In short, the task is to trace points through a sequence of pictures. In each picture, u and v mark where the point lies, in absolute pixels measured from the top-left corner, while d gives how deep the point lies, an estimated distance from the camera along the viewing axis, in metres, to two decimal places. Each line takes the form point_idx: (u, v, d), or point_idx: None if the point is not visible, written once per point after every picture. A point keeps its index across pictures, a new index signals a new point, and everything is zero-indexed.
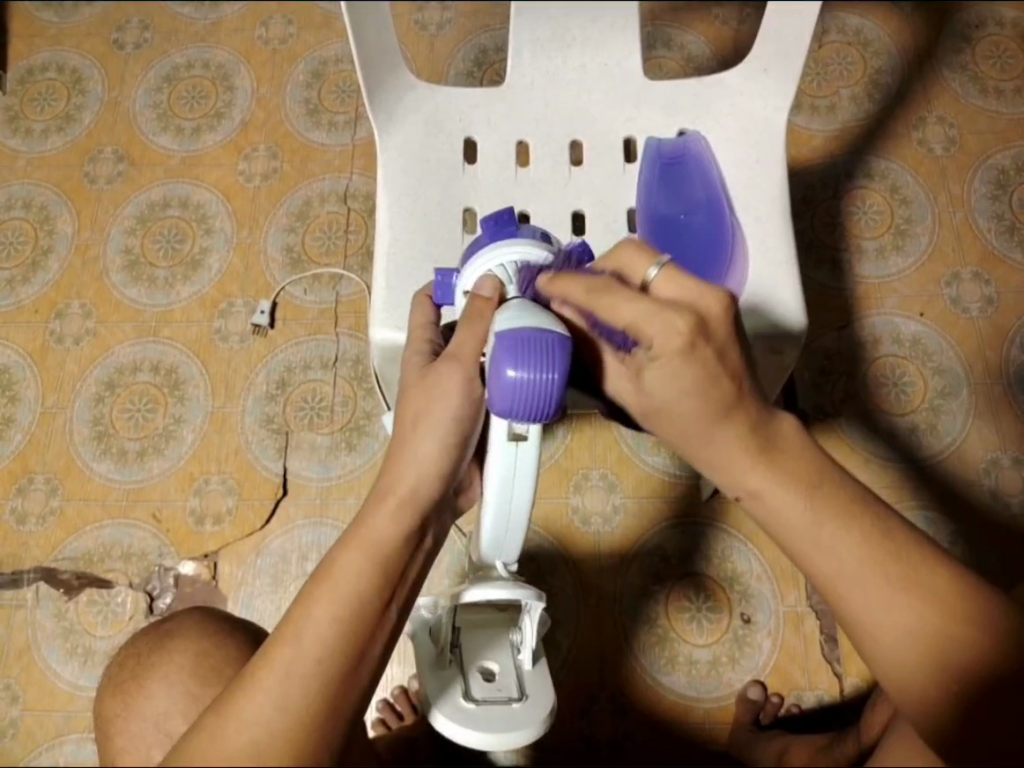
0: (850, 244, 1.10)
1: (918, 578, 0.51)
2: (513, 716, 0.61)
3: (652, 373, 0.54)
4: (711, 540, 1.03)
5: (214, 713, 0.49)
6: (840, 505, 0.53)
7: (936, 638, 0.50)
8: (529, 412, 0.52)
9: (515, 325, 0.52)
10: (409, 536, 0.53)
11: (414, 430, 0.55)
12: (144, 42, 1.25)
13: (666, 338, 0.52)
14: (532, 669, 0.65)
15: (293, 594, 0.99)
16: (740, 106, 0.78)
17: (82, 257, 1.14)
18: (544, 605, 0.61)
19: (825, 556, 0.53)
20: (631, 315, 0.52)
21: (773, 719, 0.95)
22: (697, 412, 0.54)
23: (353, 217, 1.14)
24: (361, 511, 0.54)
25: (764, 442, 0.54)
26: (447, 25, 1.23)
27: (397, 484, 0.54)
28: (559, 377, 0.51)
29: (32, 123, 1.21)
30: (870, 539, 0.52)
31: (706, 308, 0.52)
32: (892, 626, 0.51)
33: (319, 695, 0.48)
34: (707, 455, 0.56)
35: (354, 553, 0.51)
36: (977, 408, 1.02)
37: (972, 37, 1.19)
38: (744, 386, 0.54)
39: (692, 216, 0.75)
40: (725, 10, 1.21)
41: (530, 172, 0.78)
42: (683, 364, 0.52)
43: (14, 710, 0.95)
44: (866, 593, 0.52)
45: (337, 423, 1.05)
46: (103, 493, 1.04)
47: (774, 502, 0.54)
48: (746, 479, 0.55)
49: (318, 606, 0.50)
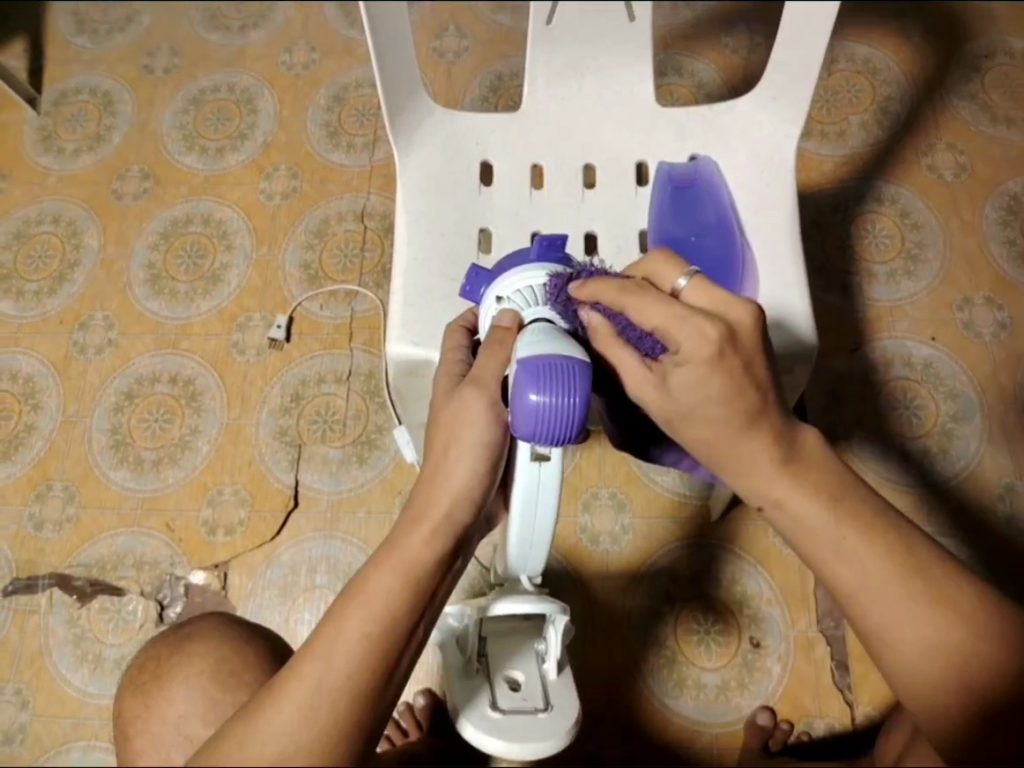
0: (861, 269, 1.10)
1: (940, 592, 0.51)
2: (537, 726, 0.60)
3: (676, 379, 0.54)
4: (721, 563, 1.03)
5: (241, 722, 0.49)
6: (862, 515, 0.53)
7: (959, 651, 0.50)
8: (552, 436, 0.53)
9: (538, 351, 0.54)
10: (441, 559, 0.54)
11: (447, 456, 0.56)
12: (172, 67, 1.29)
13: (696, 343, 0.52)
14: (558, 679, 0.65)
15: (301, 606, 1.00)
16: (750, 132, 0.79)
17: (107, 271, 1.17)
18: (569, 618, 0.62)
19: (848, 566, 0.52)
20: (663, 316, 0.53)
21: (783, 746, 0.94)
22: (720, 423, 0.53)
23: (369, 236, 1.16)
24: (394, 532, 0.54)
25: (788, 454, 0.54)
26: (465, 52, 1.26)
27: (431, 509, 0.55)
28: (581, 402, 0.52)
29: (64, 143, 1.25)
30: (893, 551, 0.52)
31: (736, 316, 0.53)
32: (914, 638, 0.51)
33: (348, 709, 0.48)
34: (733, 465, 0.55)
35: (386, 572, 0.52)
36: (990, 433, 1.01)
37: (983, 66, 1.20)
38: (769, 400, 0.53)
39: (703, 238, 0.77)
40: (736, 39, 1.23)
41: (544, 194, 0.80)
42: (710, 372, 0.52)
43: (23, 715, 0.97)
44: (889, 604, 0.51)
45: (349, 437, 1.07)
46: (119, 501, 1.05)
47: (797, 510, 0.54)
48: (770, 488, 0.54)
49: (350, 622, 0.50)
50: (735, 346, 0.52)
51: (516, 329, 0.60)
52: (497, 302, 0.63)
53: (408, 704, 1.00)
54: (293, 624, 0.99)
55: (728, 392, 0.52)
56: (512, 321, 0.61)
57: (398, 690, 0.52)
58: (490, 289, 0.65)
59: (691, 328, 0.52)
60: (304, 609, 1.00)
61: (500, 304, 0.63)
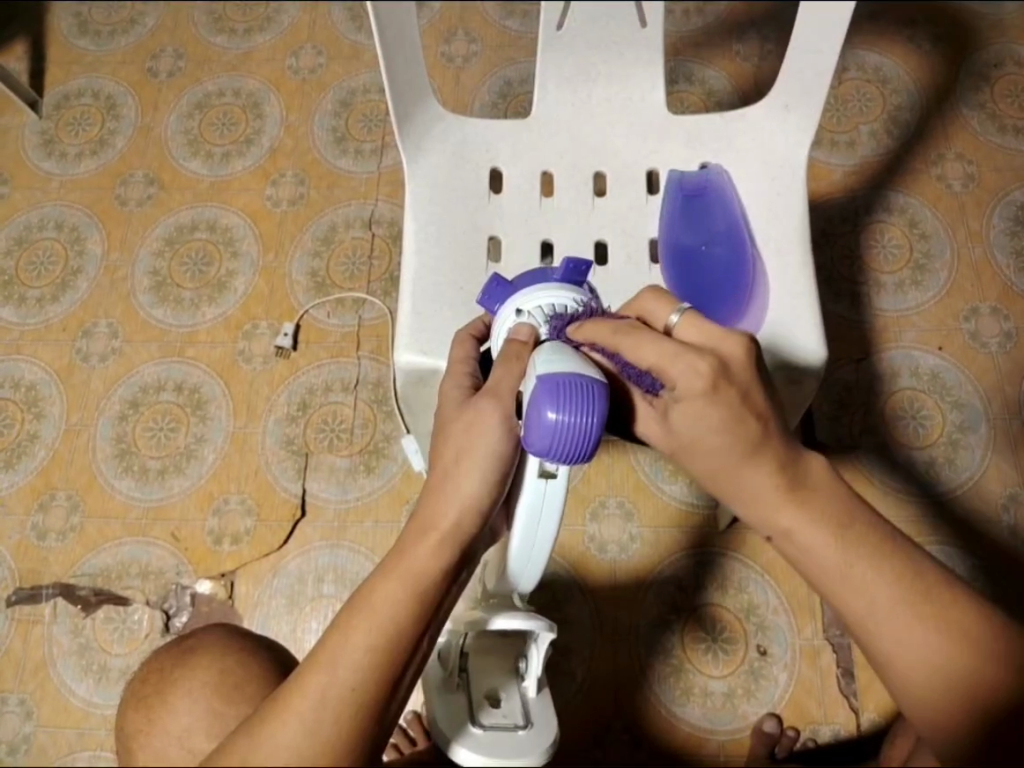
0: (869, 278, 1.11)
1: (949, 618, 0.51)
2: (517, 742, 0.60)
3: (676, 413, 0.53)
4: (727, 571, 1.03)
5: (244, 735, 0.48)
6: (869, 542, 0.52)
7: (965, 676, 0.50)
8: (568, 453, 0.52)
9: (555, 369, 0.53)
10: (448, 570, 0.52)
11: (458, 466, 0.55)
12: (177, 70, 1.28)
13: (690, 379, 0.51)
14: (538, 698, 0.65)
15: (309, 616, 0.99)
16: (762, 140, 0.79)
17: (110, 277, 1.16)
18: (555, 636, 0.62)
19: (855, 595, 0.52)
20: (656, 354, 0.52)
21: (789, 753, 0.94)
22: (726, 450, 0.52)
23: (377, 243, 1.16)
24: (402, 542, 0.53)
25: (793, 482, 0.53)
26: (474, 57, 1.25)
27: (438, 520, 0.53)
28: (597, 422, 0.52)
29: (66, 147, 1.24)
30: (900, 577, 0.51)
31: (727, 350, 0.52)
32: (922, 665, 0.50)
33: (351, 724, 0.47)
34: (738, 494, 0.54)
35: (393, 583, 0.50)
36: (996, 443, 1.02)
37: (991, 76, 1.20)
38: (770, 425, 0.52)
39: (713, 247, 0.77)
40: (747, 47, 1.23)
41: (554, 201, 0.79)
42: (707, 406, 0.51)
43: (28, 726, 0.96)
44: (898, 631, 0.51)
45: (356, 446, 1.06)
46: (124, 511, 1.05)
47: (804, 542, 0.53)
48: (778, 517, 0.53)
49: (354, 633, 0.49)
50: (728, 379, 0.51)
51: (532, 343, 0.59)
52: (518, 315, 0.63)
53: (416, 713, 1.00)
54: (301, 633, 0.99)
55: (726, 424, 0.51)
56: (528, 332, 0.60)
57: (403, 702, 0.51)
58: (509, 301, 0.64)
59: (681, 366, 0.51)
60: (311, 619, 0.99)
61: (519, 318, 0.63)
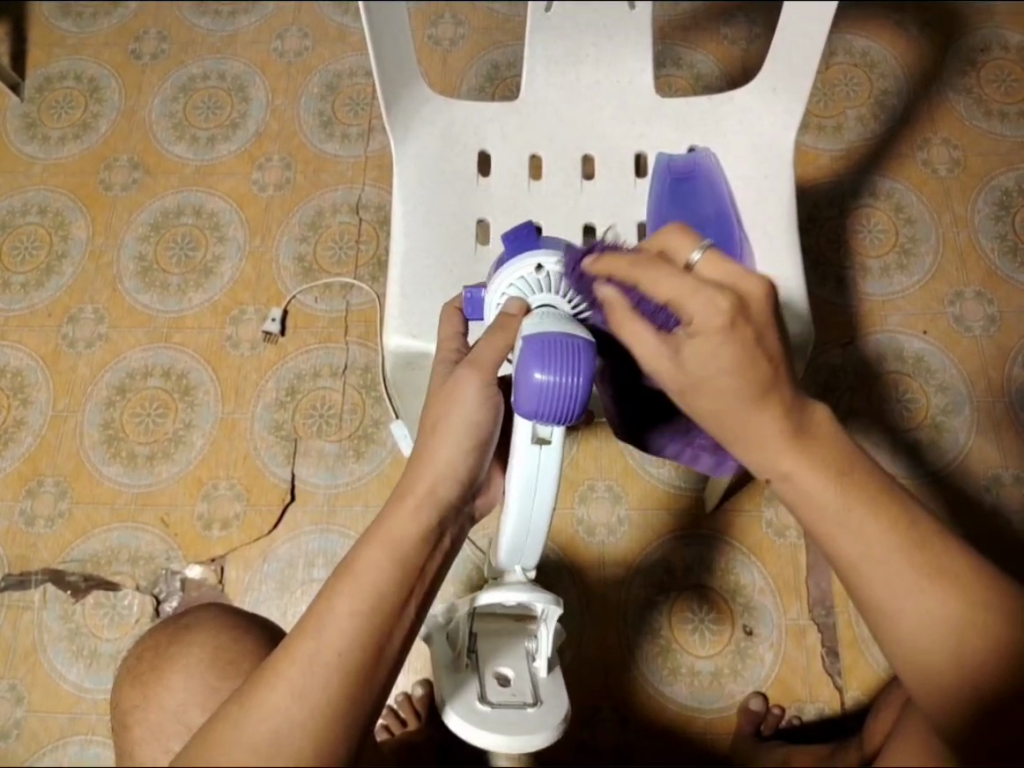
0: (855, 262, 1.11)
1: (940, 566, 0.49)
2: (531, 719, 0.61)
3: (689, 350, 0.50)
4: (714, 551, 1.04)
5: (236, 704, 0.48)
6: (868, 488, 0.50)
7: (954, 622, 0.49)
8: (556, 415, 0.53)
9: (544, 331, 0.54)
10: (428, 532, 0.52)
11: (436, 434, 0.55)
12: (161, 53, 1.27)
13: (707, 314, 0.48)
14: (546, 679, 0.66)
15: (299, 600, 1.00)
16: (750, 123, 0.79)
17: (96, 262, 1.15)
18: (561, 613, 0.62)
19: (851, 537, 0.50)
20: (672, 288, 0.49)
21: (774, 730, 0.96)
22: (735, 391, 0.50)
23: (364, 228, 1.15)
24: (382, 509, 0.53)
25: (799, 425, 0.51)
26: (461, 41, 1.25)
27: (416, 483, 0.53)
28: (583, 383, 0.52)
29: (49, 130, 1.22)
30: (895, 523, 0.50)
31: (747, 288, 0.50)
32: (913, 608, 0.49)
33: (341, 687, 0.47)
34: (743, 439, 0.52)
35: (375, 548, 0.51)
36: (979, 425, 1.03)
37: (977, 60, 1.21)
38: (780, 370, 0.50)
39: (702, 230, 0.75)
40: (734, 31, 1.23)
41: (542, 184, 0.79)
42: (724, 342, 0.49)
43: (19, 711, 0.96)
44: (895, 577, 0.49)
45: (345, 432, 1.06)
46: (113, 496, 1.04)
47: (806, 486, 0.50)
48: (779, 461, 0.51)
49: (339, 599, 0.49)
50: (746, 318, 0.49)
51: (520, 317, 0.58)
52: (538, 270, 0.61)
53: (406, 694, 1.00)
54: (291, 617, 1.00)
55: (739, 362, 0.49)
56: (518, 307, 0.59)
57: (394, 669, 0.51)
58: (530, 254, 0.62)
59: (698, 301, 0.49)
60: (301, 603, 1.00)
61: (538, 272, 0.61)
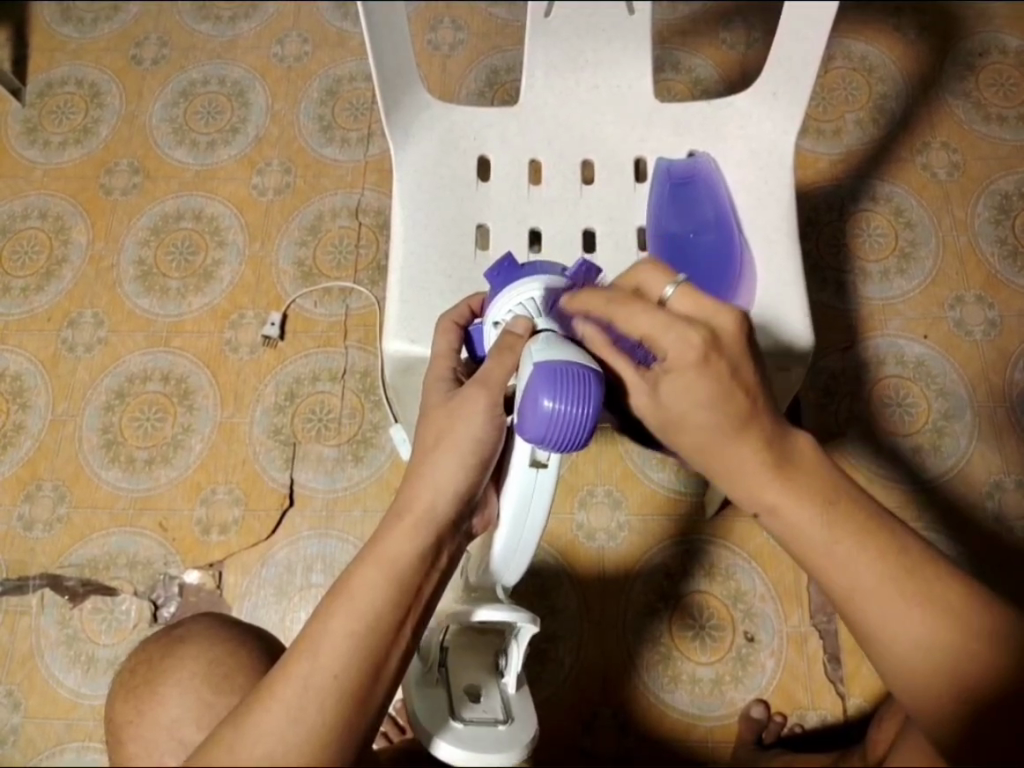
0: (855, 267, 1.11)
1: (932, 593, 0.48)
2: (496, 735, 0.60)
3: (666, 386, 0.52)
4: (712, 557, 1.04)
5: (231, 724, 0.47)
6: (854, 517, 0.50)
7: (949, 649, 0.47)
8: (560, 442, 0.52)
9: (553, 357, 0.52)
10: (425, 552, 0.52)
11: (436, 450, 0.55)
12: (161, 58, 1.27)
13: (681, 349, 0.50)
14: (518, 696, 0.65)
15: (297, 606, 0.99)
16: (750, 128, 0.79)
17: (96, 266, 1.16)
18: (536, 629, 0.61)
19: (839, 569, 0.50)
20: (647, 325, 0.51)
21: (776, 739, 0.95)
22: (713, 427, 0.51)
23: (363, 231, 1.15)
24: (377, 530, 0.53)
25: (781, 458, 0.51)
26: (460, 46, 1.25)
27: (413, 503, 0.53)
28: (592, 412, 0.51)
29: (49, 135, 1.23)
30: (885, 553, 0.49)
31: (719, 323, 0.50)
32: (904, 634, 0.48)
33: (335, 709, 0.47)
34: (726, 470, 0.52)
35: (370, 570, 0.50)
36: (979, 430, 1.03)
37: (976, 65, 1.21)
38: (757, 401, 0.51)
39: (701, 235, 0.77)
40: (733, 35, 1.23)
41: (542, 189, 0.79)
42: (698, 377, 0.50)
43: (15, 717, 0.95)
44: (884, 605, 0.48)
45: (344, 435, 1.06)
46: (111, 501, 1.04)
47: (792, 518, 0.51)
48: (762, 494, 0.51)
49: (333, 620, 0.49)
50: (720, 351, 0.50)
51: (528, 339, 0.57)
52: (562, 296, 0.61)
53: (405, 701, 1.00)
54: (289, 623, 0.99)
55: (716, 396, 0.50)
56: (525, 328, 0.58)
57: (389, 694, 0.51)
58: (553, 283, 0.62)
59: (671, 338, 0.50)
60: (299, 609, 0.99)
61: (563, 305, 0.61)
